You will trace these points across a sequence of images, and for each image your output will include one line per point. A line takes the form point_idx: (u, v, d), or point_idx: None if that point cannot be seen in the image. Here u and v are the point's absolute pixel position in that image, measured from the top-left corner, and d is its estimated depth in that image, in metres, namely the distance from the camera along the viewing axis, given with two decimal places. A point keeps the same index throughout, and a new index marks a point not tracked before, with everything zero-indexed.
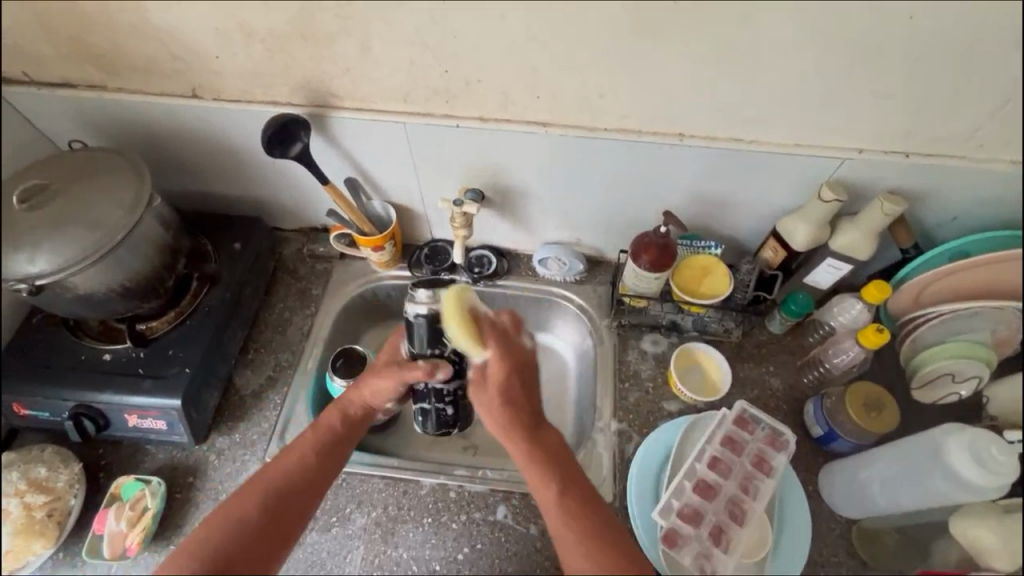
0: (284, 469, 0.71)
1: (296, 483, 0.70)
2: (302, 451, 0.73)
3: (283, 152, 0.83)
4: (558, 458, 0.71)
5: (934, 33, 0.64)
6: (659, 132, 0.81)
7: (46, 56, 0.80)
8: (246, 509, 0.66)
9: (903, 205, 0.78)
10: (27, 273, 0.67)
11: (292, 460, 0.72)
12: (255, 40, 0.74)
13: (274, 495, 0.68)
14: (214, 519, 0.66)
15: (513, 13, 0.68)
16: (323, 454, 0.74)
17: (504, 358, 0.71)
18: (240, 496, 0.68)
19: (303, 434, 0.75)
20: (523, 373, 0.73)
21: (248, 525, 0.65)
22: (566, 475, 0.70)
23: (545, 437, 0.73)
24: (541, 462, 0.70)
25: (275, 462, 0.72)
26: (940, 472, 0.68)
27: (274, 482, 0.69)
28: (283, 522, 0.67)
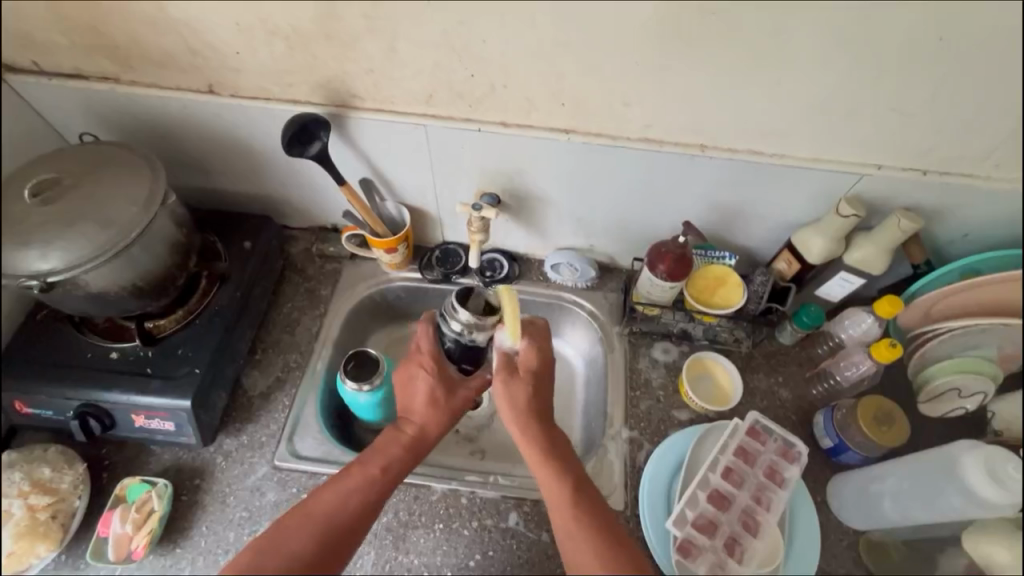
0: (327, 507, 0.66)
1: (340, 524, 0.65)
2: (346, 487, 0.68)
3: (302, 151, 0.82)
4: (569, 463, 0.71)
5: (960, 54, 0.65)
6: (682, 142, 0.81)
7: (58, 45, 0.78)
8: (289, 552, 0.62)
9: (919, 222, 0.79)
10: (38, 270, 0.66)
11: (336, 497, 0.66)
12: (278, 37, 0.73)
13: (317, 538, 0.63)
14: (255, 554, 0.61)
15: (545, 19, 0.68)
16: (371, 492, 0.68)
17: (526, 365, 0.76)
18: (294, 509, 0.65)
19: (347, 467, 0.70)
20: (540, 376, 0.77)
21: (294, 568, 0.61)
22: (577, 484, 0.69)
23: (558, 442, 0.73)
24: (557, 466, 0.71)
25: (318, 497, 0.66)
26: (955, 487, 0.68)
27: (318, 521, 0.64)
28: (331, 544, 0.63)
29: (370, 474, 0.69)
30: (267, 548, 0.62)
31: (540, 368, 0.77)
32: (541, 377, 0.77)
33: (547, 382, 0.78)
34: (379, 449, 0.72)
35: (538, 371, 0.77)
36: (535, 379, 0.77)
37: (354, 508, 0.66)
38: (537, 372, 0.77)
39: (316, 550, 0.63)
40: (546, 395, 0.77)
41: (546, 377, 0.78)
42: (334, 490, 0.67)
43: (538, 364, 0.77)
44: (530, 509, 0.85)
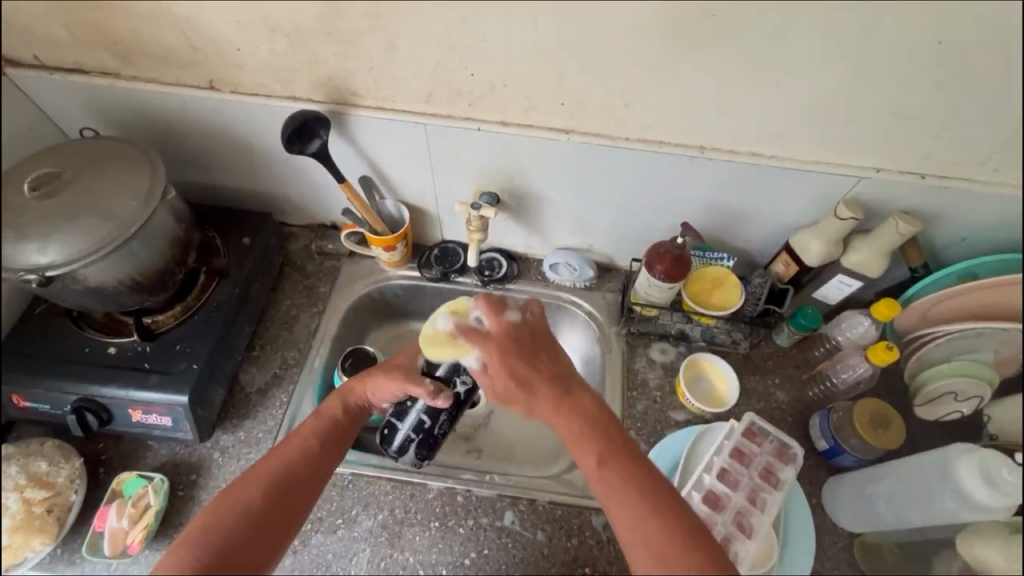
0: (279, 460, 0.68)
1: (292, 473, 0.67)
2: (296, 441, 0.71)
3: (301, 148, 0.82)
4: (592, 419, 0.65)
5: (958, 57, 0.65)
6: (681, 143, 0.81)
7: (60, 40, 0.78)
8: (245, 501, 0.63)
9: (917, 226, 0.79)
10: (37, 263, 0.66)
11: (287, 450, 0.69)
12: (279, 34, 0.73)
13: (270, 486, 0.65)
14: (210, 511, 0.62)
15: (545, 19, 0.68)
16: (322, 444, 0.71)
17: (490, 350, 0.68)
18: (243, 478, 0.65)
19: (296, 429, 0.73)
20: (534, 339, 0.69)
21: (247, 516, 0.62)
22: (602, 436, 0.64)
23: (575, 399, 0.66)
24: (580, 427, 0.65)
25: (267, 459, 0.68)
26: (949, 490, 0.69)
27: (271, 471, 0.66)
28: (278, 509, 0.64)
29: (318, 428, 0.73)
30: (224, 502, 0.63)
31: (530, 331, 0.69)
32: (536, 339, 0.69)
33: (551, 342, 0.70)
34: (322, 411, 0.75)
35: (527, 334, 0.69)
36: (531, 343, 0.68)
37: (303, 459, 0.69)
38: (524, 342, 0.68)
39: (270, 496, 0.64)
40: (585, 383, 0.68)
41: (545, 339, 0.70)
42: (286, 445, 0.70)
43: (525, 328, 0.69)
44: (525, 509, 0.85)
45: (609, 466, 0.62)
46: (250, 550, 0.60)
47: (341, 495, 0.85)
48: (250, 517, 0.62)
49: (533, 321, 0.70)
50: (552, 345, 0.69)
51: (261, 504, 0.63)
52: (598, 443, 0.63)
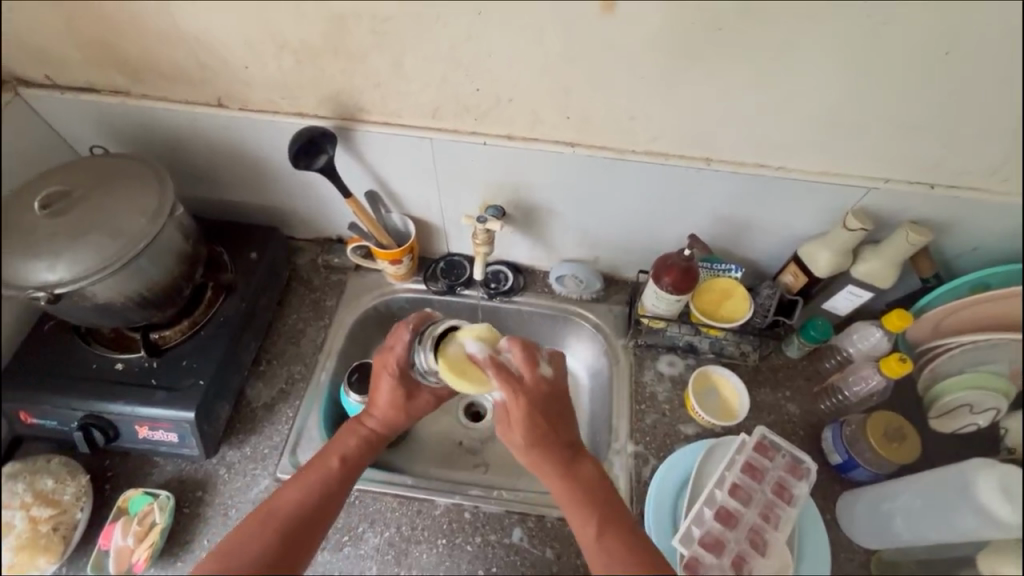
0: (286, 506, 0.67)
1: (298, 524, 0.66)
2: (306, 484, 0.69)
3: (308, 164, 0.83)
4: (593, 493, 0.68)
5: (969, 66, 0.64)
6: (686, 155, 0.81)
7: (71, 60, 0.79)
8: (249, 552, 0.63)
9: (927, 236, 0.78)
10: (44, 281, 0.67)
11: (297, 495, 0.68)
12: (286, 52, 0.74)
13: (273, 538, 0.64)
14: (221, 551, 0.63)
15: (551, 34, 0.68)
16: (330, 490, 0.70)
17: (522, 398, 0.70)
18: (255, 516, 0.66)
19: (308, 466, 0.72)
20: (560, 401, 0.73)
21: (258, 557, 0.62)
22: (604, 510, 0.67)
23: (577, 469, 0.70)
24: (582, 504, 0.67)
25: (280, 495, 0.68)
26: (967, 507, 0.67)
27: (277, 520, 0.66)
28: (291, 548, 0.64)
29: (331, 470, 0.71)
30: (226, 551, 0.63)
31: (558, 391, 0.73)
32: (559, 403, 0.73)
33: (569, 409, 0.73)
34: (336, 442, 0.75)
35: (553, 394, 0.72)
36: (553, 407, 0.72)
37: (311, 507, 0.68)
38: (547, 404, 0.71)
39: (271, 551, 0.63)
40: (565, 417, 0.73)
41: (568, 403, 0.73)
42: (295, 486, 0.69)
43: (552, 386, 0.72)
44: (533, 525, 0.83)
45: (608, 535, 0.65)
46: None
47: (347, 512, 0.84)
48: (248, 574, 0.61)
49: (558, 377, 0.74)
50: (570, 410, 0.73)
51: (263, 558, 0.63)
52: (601, 517, 0.66)
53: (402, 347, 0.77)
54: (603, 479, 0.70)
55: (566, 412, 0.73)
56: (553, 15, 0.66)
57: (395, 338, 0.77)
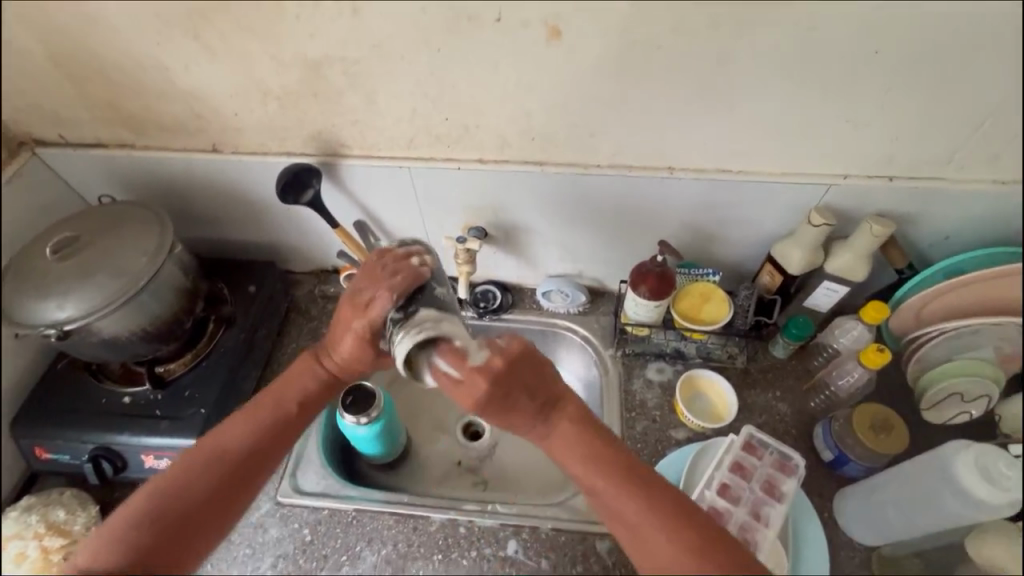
0: (232, 446, 0.69)
1: (239, 461, 0.68)
2: (253, 422, 0.71)
3: (296, 199, 0.88)
4: (587, 452, 0.64)
5: (899, 63, 0.67)
6: (650, 166, 0.85)
7: (80, 119, 0.87)
8: (187, 491, 0.64)
9: (892, 228, 0.80)
10: (55, 319, 0.73)
11: (240, 434, 0.70)
12: (270, 97, 0.80)
13: (212, 474, 0.66)
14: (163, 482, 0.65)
15: (506, 63, 0.73)
16: (272, 431, 0.71)
17: (463, 385, 0.65)
18: (196, 454, 0.67)
19: (257, 402, 0.74)
20: (517, 367, 0.67)
21: (199, 497, 0.64)
22: (614, 477, 0.62)
23: (561, 426, 0.66)
24: (581, 463, 0.64)
25: (224, 431, 0.70)
26: (953, 491, 0.67)
27: (218, 458, 0.67)
28: (229, 491, 0.66)
29: (277, 411, 0.73)
30: (164, 488, 0.64)
31: (507, 360, 0.66)
32: (514, 372, 0.66)
33: (538, 363, 0.68)
34: (297, 377, 0.77)
35: (506, 363, 0.66)
36: (510, 376, 0.66)
37: (255, 444, 0.70)
38: (506, 378, 0.66)
39: (209, 490, 0.65)
40: (540, 377, 0.68)
41: (524, 363, 0.67)
42: (237, 426, 0.71)
43: (502, 356, 0.66)
44: (529, 536, 0.84)
45: (601, 494, 0.63)
46: (193, 529, 0.63)
47: (345, 531, 0.86)
48: (185, 512, 0.63)
49: (510, 348, 0.67)
50: (539, 371, 0.68)
51: (199, 494, 0.64)
52: (608, 482, 0.62)
53: (381, 310, 0.71)
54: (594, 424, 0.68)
55: (533, 372, 0.68)
56: (505, 46, 0.71)
57: (374, 297, 0.71)
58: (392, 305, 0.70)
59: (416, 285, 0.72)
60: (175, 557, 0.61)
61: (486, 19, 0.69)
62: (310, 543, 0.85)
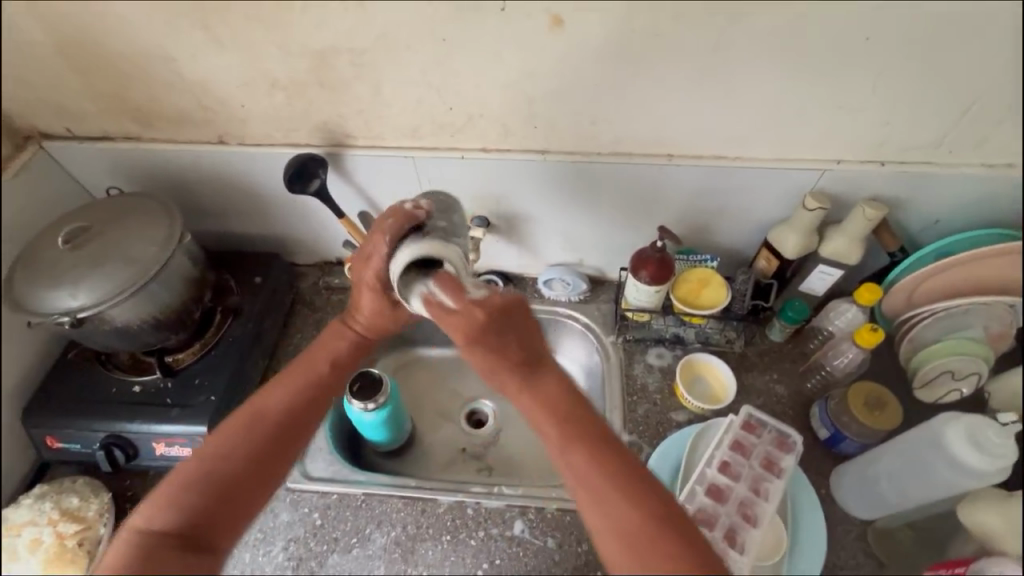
0: (271, 409, 0.70)
1: (283, 422, 0.69)
2: (289, 385, 0.72)
3: (303, 188, 0.89)
4: (561, 410, 0.63)
5: (889, 49, 0.70)
6: (650, 153, 0.87)
7: (88, 112, 0.88)
8: (234, 451, 0.65)
9: (884, 211, 0.82)
10: (68, 306, 0.74)
11: (279, 397, 0.71)
12: (278, 88, 0.82)
13: (257, 435, 0.67)
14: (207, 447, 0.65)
15: (509, 53, 0.75)
16: (311, 393, 0.73)
17: (458, 320, 0.67)
18: (236, 418, 0.68)
19: (290, 368, 0.75)
20: (505, 319, 0.67)
21: (246, 458, 0.65)
22: (572, 433, 0.61)
23: (538, 384, 0.66)
24: (554, 420, 0.63)
25: (262, 396, 0.71)
26: (946, 461, 0.70)
27: (261, 420, 0.68)
28: (274, 451, 0.67)
29: (311, 374, 0.75)
30: (211, 451, 0.65)
31: (493, 310, 0.66)
32: (504, 318, 0.67)
33: (526, 321, 0.68)
34: (330, 343, 0.79)
35: (488, 315, 0.66)
36: (499, 325, 0.66)
37: (295, 408, 0.71)
38: (489, 327, 0.66)
39: (259, 449, 0.66)
40: (524, 334, 0.67)
41: (514, 317, 0.67)
42: (279, 391, 0.72)
43: (487, 308, 0.66)
44: (535, 517, 0.86)
45: (575, 454, 0.60)
46: (244, 491, 0.64)
47: (355, 515, 0.87)
48: (233, 472, 0.64)
49: (505, 298, 0.67)
50: (524, 327, 0.67)
51: (248, 458, 0.65)
52: (562, 432, 0.62)
53: (380, 258, 0.73)
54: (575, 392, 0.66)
55: (523, 326, 0.67)
56: (509, 35, 0.73)
57: (373, 247, 0.74)
58: (391, 247, 0.72)
59: (410, 224, 0.73)
60: (232, 517, 0.62)
61: (490, 9, 0.71)
62: (320, 527, 0.86)
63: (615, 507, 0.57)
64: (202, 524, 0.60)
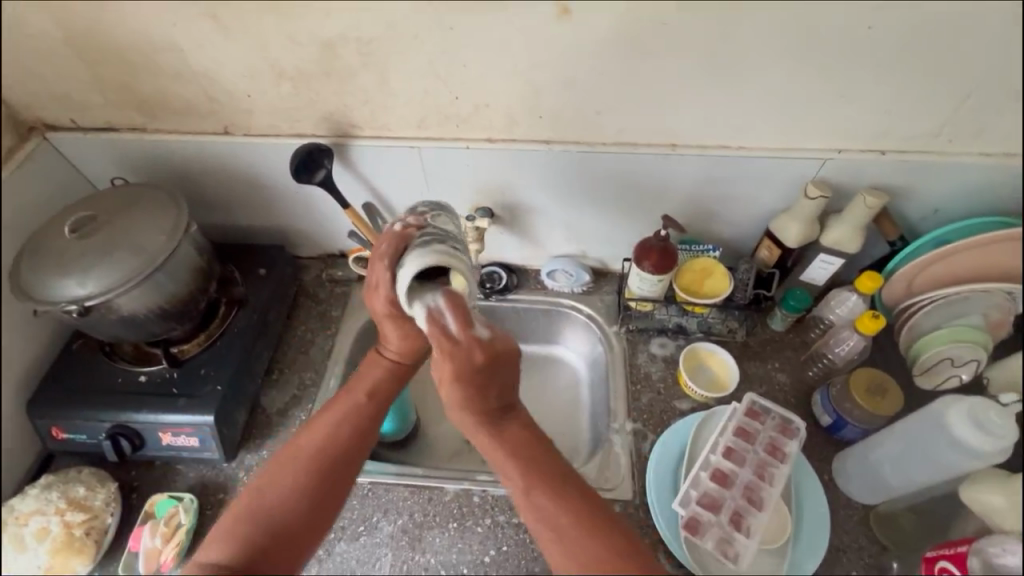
0: (313, 442, 0.70)
1: (329, 457, 0.69)
2: (330, 418, 0.73)
3: (308, 178, 0.89)
4: (521, 452, 0.67)
5: (891, 38, 0.71)
6: (653, 143, 0.88)
7: (93, 103, 0.88)
8: (289, 487, 0.66)
9: (885, 199, 0.83)
10: (76, 295, 0.74)
11: (321, 430, 0.72)
12: (284, 79, 0.82)
13: (312, 469, 0.68)
14: (274, 479, 0.67)
15: (516, 43, 0.76)
16: (353, 423, 0.73)
17: (450, 361, 0.67)
18: (285, 454, 0.69)
19: (335, 400, 0.76)
20: (496, 365, 0.67)
21: (302, 494, 0.66)
22: (533, 473, 0.65)
23: (510, 429, 0.68)
24: (514, 460, 0.66)
25: (307, 429, 0.72)
26: (948, 444, 0.72)
27: (304, 454, 0.69)
28: (330, 486, 0.68)
29: (349, 405, 0.75)
30: (261, 486, 0.66)
31: (490, 355, 0.67)
32: (496, 366, 0.67)
33: (513, 369, 0.69)
34: (372, 367, 0.80)
35: (487, 358, 0.66)
36: (491, 371, 0.67)
37: (340, 441, 0.71)
38: (480, 372, 0.66)
39: (308, 484, 0.67)
40: (506, 381, 0.69)
41: (505, 361, 0.68)
42: (322, 423, 0.73)
43: (486, 350, 0.66)
44: None
45: (536, 494, 0.63)
46: (303, 526, 0.64)
47: (362, 504, 0.88)
48: (289, 509, 0.65)
49: (498, 344, 0.67)
50: (511, 372, 0.68)
51: (301, 492, 0.66)
52: (523, 474, 0.65)
53: (385, 282, 0.73)
54: (538, 437, 0.69)
55: (509, 370, 0.69)
56: (516, 25, 0.74)
57: (377, 273, 0.74)
58: (392, 270, 0.73)
59: (405, 244, 0.74)
60: (294, 550, 0.63)
61: None
62: None
63: (580, 544, 0.60)
64: (268, 562, 0.61)
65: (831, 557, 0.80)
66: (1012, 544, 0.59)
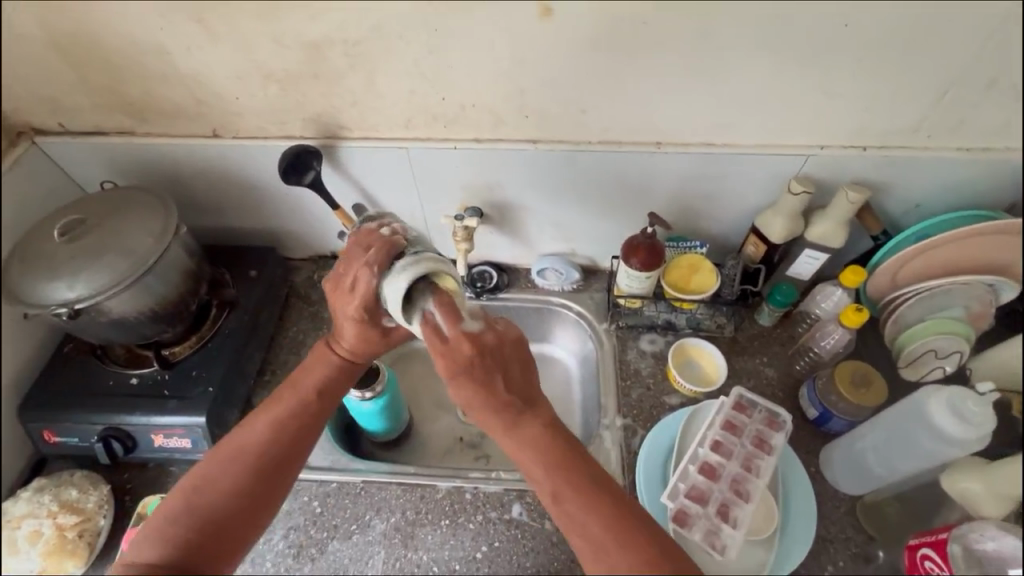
0: (255, 442, 0.71)
1: (266, 458, 0.70)
2: (272, 417, 0.73)
3: (298, 178, 0.91)
4: (551, 453, 0.66)
5: (868, 35, 0.72)
6: (639, 141, 0.89)
7: (81, 106, 0.88)
8: (224, 488, 0.67)
9: (866, 194, 0.85)
10: (65, 298, 0.74)
11: (263, 430, 0.72)
12: (272, 81, 0.83)
13: (246, 469, 0.69)
14: (204, 478, 0.68)
15: (501, 43, 0.77)
16: (295, 423, 0.73)
17: (446, 356, 0.68)
18: (220, 452, 0.70)
19: (277, 396, 0.76)
20: (497, 353, 0.69)
21: (234, 494, 0.67)
22: (562, 474, 0.65)
23: (530, 426, 0.68)
24: (542, 461, 0.66)
25: (245, 428, 0.72)
26: (928, 432, 0.73)
27: (245, 455, 0.70)
28: (263, 486, 0.69)
29: (295, 404, 0.75)
30: (193, 487, 0.67)
31: (484, 346, 0.69)
32: (495, 356, 0.69)
33: (512, 357, 0.71)
34: (318, 361, 0.79)
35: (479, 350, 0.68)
36: (490, 362, 0.69)
37: (280, 441, 0.72)
38: (477, 364, 0.68)
39: (244, 484, 0.68)
40: (512, 371, 0.70)
41: (501, 352, 0.70)
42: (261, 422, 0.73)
43: (477, 343, 0.68)
44: (532, 500, 0.88)
45: (565, 498, 0.64)
46: (233, 526, 0.66)
47: (354, 502, 0.88)
48: (219, 511, 0.66)
49: (491, 334, 0.70)
50: (511, 360, 0.70)
51: (232, 492, 0.67)
52: (552, 476, 0.65)
53: (366, 285, 0.72)
54: (558, 429, 0.69)
55: (509, 362, 0.70)
56: (500, 25, 0.75)
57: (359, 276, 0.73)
58: (378, 277, 0.72)
59: (393, 252, 0.73)
60: (224, 549, 0.65)
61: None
62: (320, 514, 0.87)
63: (600, 539, 0.61)
64: (201, 562, 0.63)
65: (818, 547, 0.81)
66: (999, 532, 0.64)
